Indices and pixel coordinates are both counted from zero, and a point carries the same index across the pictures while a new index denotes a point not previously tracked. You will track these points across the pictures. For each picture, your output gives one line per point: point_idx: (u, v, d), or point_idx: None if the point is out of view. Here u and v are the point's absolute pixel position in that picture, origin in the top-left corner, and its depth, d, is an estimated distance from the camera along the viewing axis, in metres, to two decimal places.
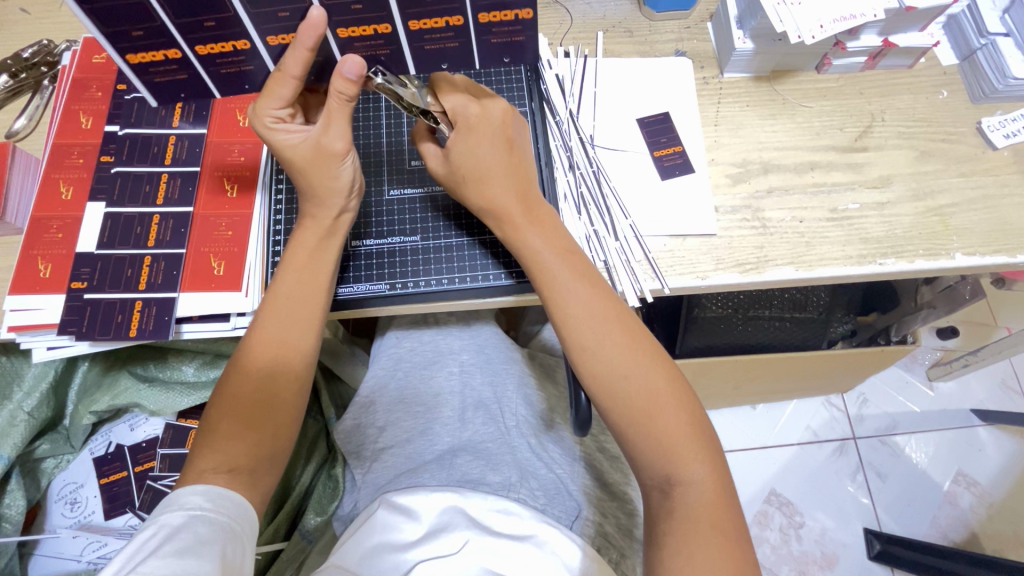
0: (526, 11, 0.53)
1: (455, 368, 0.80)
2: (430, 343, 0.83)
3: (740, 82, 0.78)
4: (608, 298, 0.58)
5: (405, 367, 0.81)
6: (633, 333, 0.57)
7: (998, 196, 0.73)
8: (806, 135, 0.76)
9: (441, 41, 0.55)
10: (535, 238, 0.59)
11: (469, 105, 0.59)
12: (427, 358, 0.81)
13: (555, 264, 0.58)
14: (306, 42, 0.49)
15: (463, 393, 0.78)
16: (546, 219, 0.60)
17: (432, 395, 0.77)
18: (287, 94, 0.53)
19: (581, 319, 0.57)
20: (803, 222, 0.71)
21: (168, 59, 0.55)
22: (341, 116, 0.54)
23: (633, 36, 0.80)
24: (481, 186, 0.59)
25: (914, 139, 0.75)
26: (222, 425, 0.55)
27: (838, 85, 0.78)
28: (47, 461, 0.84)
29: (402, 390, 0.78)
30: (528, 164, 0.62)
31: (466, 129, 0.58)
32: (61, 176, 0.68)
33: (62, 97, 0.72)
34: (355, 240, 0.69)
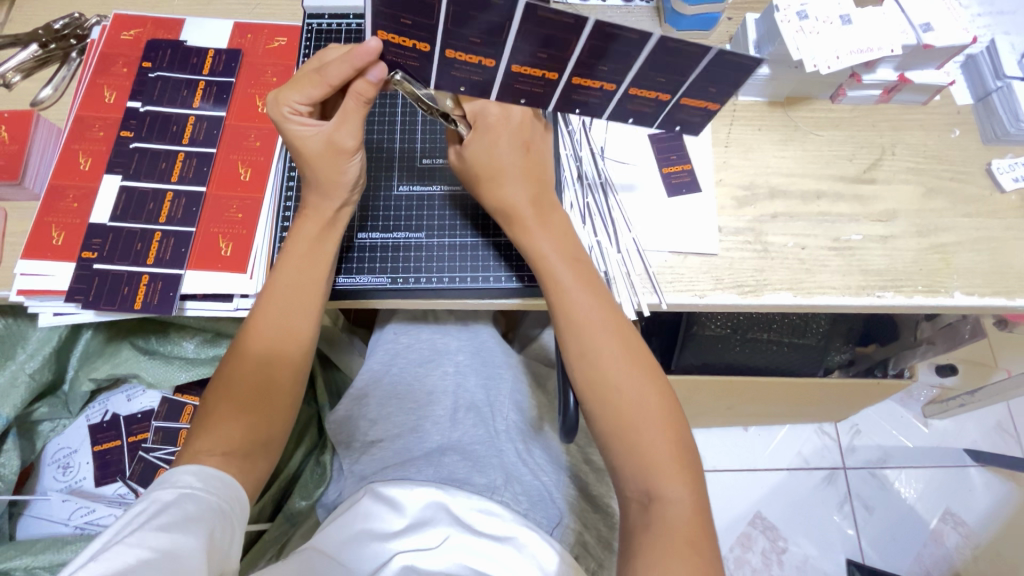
0: (612, 85, 0.58)
1: (450, 368, 0.81)
2: (430, 342, 0.84)
3: (754, 105, 0.78)
4: (606, 308, 0.59)
5: (401, 362, 0.81)
6: (627, 347, 0.58)
7: (1002, 238, 0.73)
8: (816, 162, 0.76)
9: (468, 73, 0.56)
10: (542, 243, 0.60)
11: (489, 107, 0.60)
12: (424, 356, 0.82)
13: (559, 271, 0.59)
14: (356, 60, 0.52)
15: (457, 393, 0.78)
16: (558, 223, 0.61)
17: (425, 393, 0.78)
18: (315, 93, 0.55)
19: (579, 327, 0.58)
20: (805, 249, 0.72)
21: (411, 47, 0.53)
22: (356, 116, 0.56)
23: None
24: (496, 187, 0.61)
25: (923, 176, 0.76)
26: (220, 406, 0.57)
27: (852, 116, 0.78)
28: (44, 424, 0.86)
29: (396, 385, 0.79)
30: (544, 169, 0.63)
31: (484, 130, 0.60)
32: (81, 147, 0.70)
33: (88, 71, 0.74)
34: (358, 232, 0.70)
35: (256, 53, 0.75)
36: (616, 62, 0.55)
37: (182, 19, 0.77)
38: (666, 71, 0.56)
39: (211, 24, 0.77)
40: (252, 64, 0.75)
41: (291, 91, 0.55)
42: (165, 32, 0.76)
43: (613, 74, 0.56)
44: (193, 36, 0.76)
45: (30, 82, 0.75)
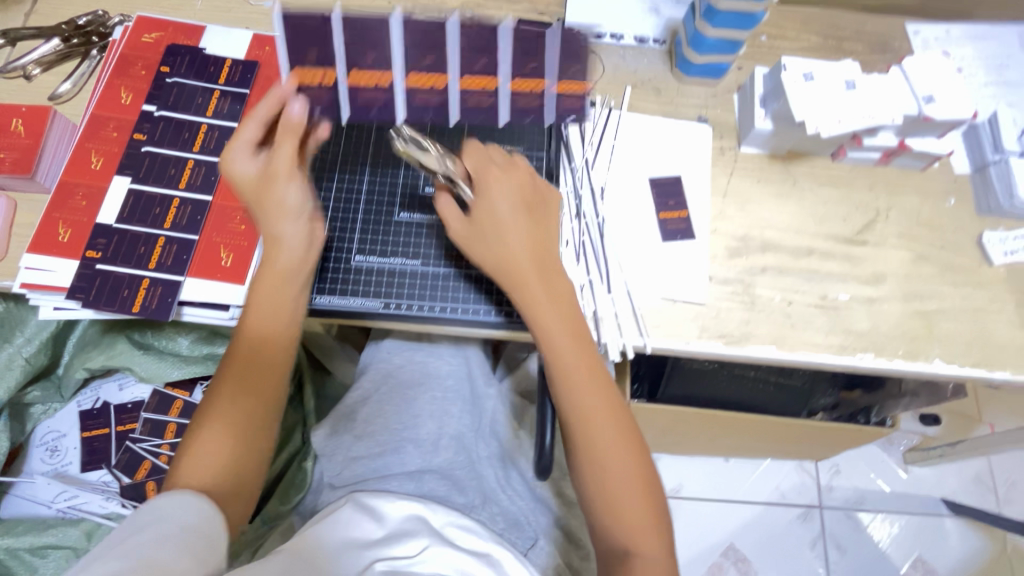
0: (581, 85, 0.75)
1: (438, 394, 0.81)
2: (420, 362, 0.85)
3: (755, 157, 0.80)
4: (596, 369, 0.61)
5: (391, 383, 0.82)
6: (615, 409, 0.60)
7: (986, 310, 0.74)
8: (810, 218, 0.78)
9: (479, 101, 0.74)
10: (544, 301, 0.61)
11: (489, 170, 0.63)
12: (414, 378, 0.83)
13: (557, 329, 0.60)
14: (284, 100, 0.63)
15: (441, 420, 0.79)
16: (559, 290, 0.62)
17: (411, 414, 0.79)
18: (251, 133, 0.62)
19: (573, 386, 0.59)
20: (792, 304, 0.73)
21: (432, 86, 0.73)
22: (286, 142, 0.61)
23: (661, 96, 0.83)
24: (498, 243, 0.61)
25: (913, 241, 0.77)
26: (195, 445, 0.57)
27: (850, 176, 0.80)
28: (36, 407, 0.88)
29: (382, 404, 0.80)
30: (548, 225, 0.64)
31: (481, 189, 0.63)
32: (94, 146, 0.72)
33: (108, 70, 0.76)
34: (352, 252, 0.68)
35: (272, 66, 0.77)
36: (579, 61, 0.74)
37: (204, 26, 0.79)
38: (575, 59, 0.74)
39: (232, 33, 0.79)
40: (268, 78, 0.76)
41: (235, 146, 0.61)
42: (186, 37, 0.78)
43: (579, 74, 0.74)
44: (212, 44, 0.78)
45: (51, 75, 0.77)
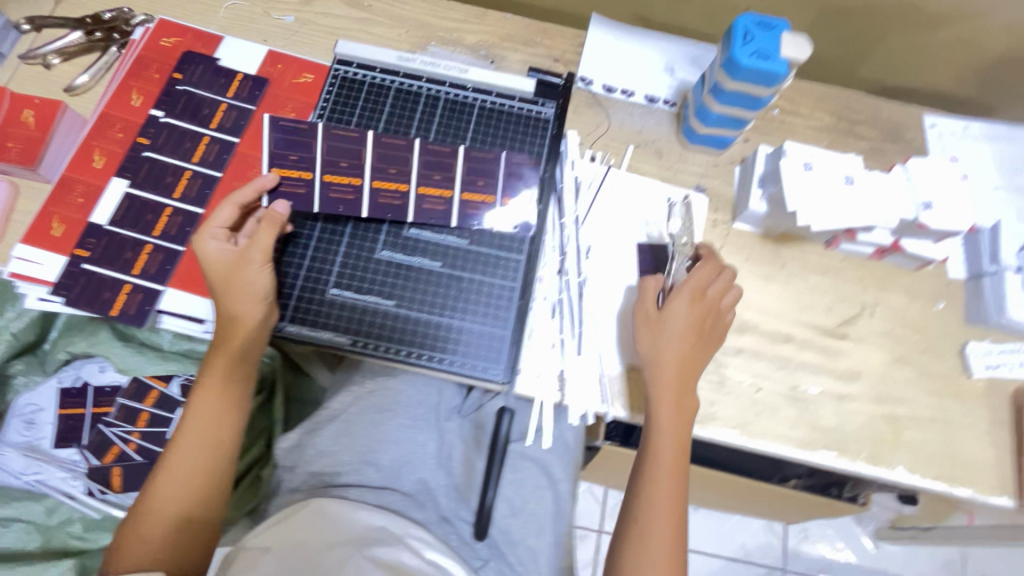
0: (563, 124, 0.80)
1: (405, 422, 0.80)
2: (391, 387, 0.83)
3: (747, 234, 0.79)
4: (681, 444, 0.65)
5: (361, 405, 0.81)
6: (677, 479, 0.64)
7: (958, 423, 0.73)
8: (793, 304, 0.77)
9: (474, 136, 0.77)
10: (673, 380, 0.66)
11: (717, 282, 0.69)
12: (382, 404, 0.82)
13: (665, 397, 0.65)
14: (263, 189, 0.66)
15: (406, 447, 0.78)
16: (689, 383, 0.66)
17: (377, 439, 0.78)
18: (227, 216, 0.64)
19: (660, 451, 0.65)
20: (760, 390, 0.73)
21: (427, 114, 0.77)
22: (264, 234, 0.62)
23: (662, 159, 0.83)
24: (666, 324, 0.67)
25: (895, 341, 0.76)
26: (151, 509, 0.59)
27: (841, 266, 0.79)
28: (18, 378, 0.90)
29: (348, 425, 0.80)
30: (712, 318, 0.69)
31: (699, 296, 0.68)
32: (99, 144, 0.74)
33: (123, 70, 0.78)
34: (328, 285, 0.68)
35: (282, 85, 0.78)
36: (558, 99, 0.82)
37: (223, 36, 0.81)
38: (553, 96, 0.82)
39: (248, 47, 0.80)
40: (275, 96, 0.78)
41: (203, 236, 0.62)
42: (203, 46, 0.80)
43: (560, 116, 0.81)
44: (226, 55, 0.79)
45: (69, 66, 0.79)
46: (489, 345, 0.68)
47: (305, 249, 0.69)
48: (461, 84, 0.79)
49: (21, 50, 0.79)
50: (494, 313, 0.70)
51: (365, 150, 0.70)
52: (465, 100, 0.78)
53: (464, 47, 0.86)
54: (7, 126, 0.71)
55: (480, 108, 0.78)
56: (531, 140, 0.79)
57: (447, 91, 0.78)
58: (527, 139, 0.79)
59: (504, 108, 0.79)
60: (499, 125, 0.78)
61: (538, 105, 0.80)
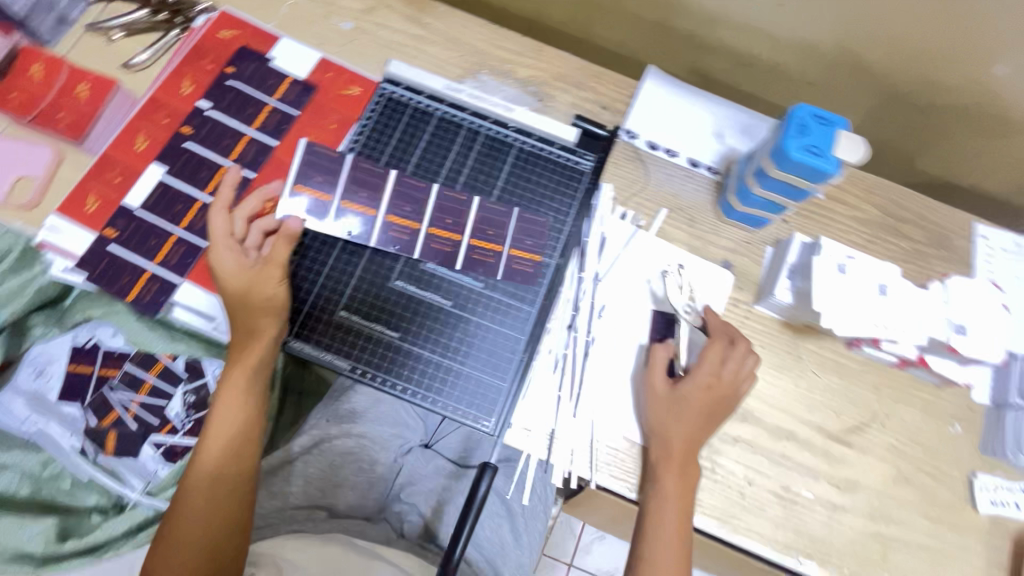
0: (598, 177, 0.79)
1: (364, 463, 0.87)
2: (356, 432, 0.88)
3: (768, 320, 0.77)
4: (684, 527, 0.66)
5: (321, 448, 0.87)
6: (680, 560, 0.66)
7: (951, 555, 0.70)
8: (801, 401, 0.75)
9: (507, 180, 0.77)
10: (679, 470, 0.66)
11: (731, 362, 0.68)
12: (346, 448, 0.87)
13: (671, 482, 0.66)
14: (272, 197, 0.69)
15: (367, 486, 0.86)
16: (692, 471, 0.67)
17: (337, 480, 0.86)
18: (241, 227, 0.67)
19: (661, 531, 0.66)
20: (751, 484, 0.71)
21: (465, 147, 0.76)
22: (280, 245, 0.66)
23: (694, 227, 0.81)
24: (680, 411, 0.67)
25: (900, 458, 0.73)
26: (180, 522, 0.65)
27: (857, 369, 0.76)
28: (37, 329, 0.92)
29: (311, 468, 0.86)
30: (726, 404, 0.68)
31: (714, 384, 0.67)
32: (143, 127, 0.75)
33: (180, 57, 0.79)
34: (338, 308, 0.68)
35: (328, 94, 0.79)
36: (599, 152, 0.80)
37: (280, 36, 0.82)
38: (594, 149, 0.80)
39: (303, 50, 0.81)
40: (320, 104, 0.78)
41: (214, 250, 0.66)
42: (260, 43, 0.81)
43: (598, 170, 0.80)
44: (280, 56, 0.80)
45: (128, 41, 0.80)
46: (485, 396, 0.68)
47: (321, 268, 0.69)
48: (504, 122, 0.78)
49: (87, 19, 0.80)
50: (494, 365, 0.69)
51: (387, 184, 0.70)
52: (506, 139, 0.77)
53: (514, 80, 0.85)
54: (62, 96, 0.75)
55: (518, 149, 0.77)
56: (565, 191, 0.77)
57: (489, 127, 0.77)
58: (561, 190, 0.77)
59: (545, 153, 0.78)
60: (535, 169, 0.77)
61: (578, 154, 0.79)
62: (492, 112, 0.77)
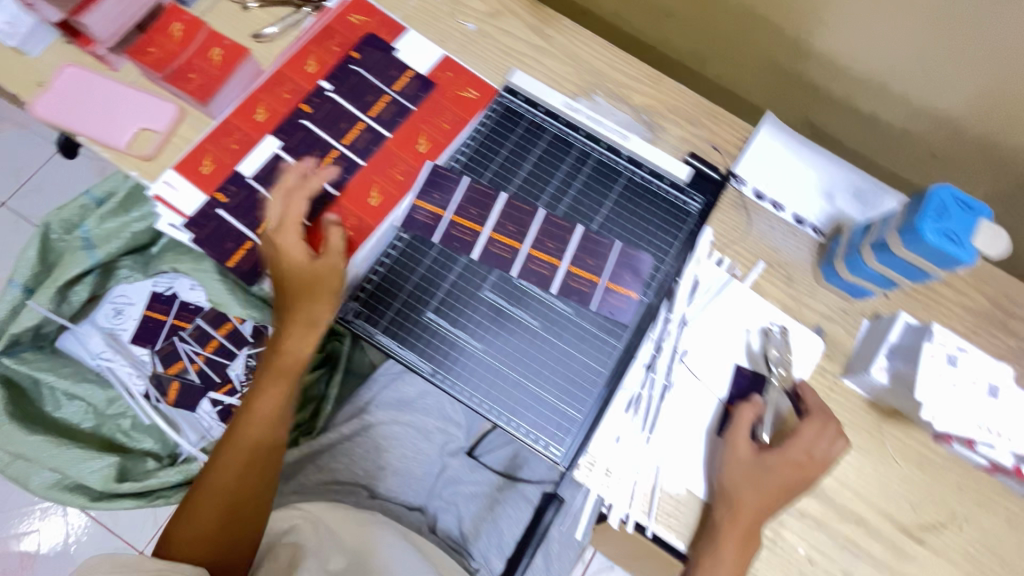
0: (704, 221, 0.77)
1: (411, 453, 0.87)
2: (399, 422, 0.87)
3: (854, 396, 0.74)
4: None
5: (372, 433, 0.87)
6: None
7: None
8: (877, 488, 0.71)
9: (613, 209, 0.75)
10: (741, 540, 0.63)
11: (823, 446, 0.66)
12: (394, 434, 0.87)
13: (729, 548, 0.63)
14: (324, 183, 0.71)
15: (409, 476, 0.86)
16: (753, 547, 0.64)
17: (380, 465, 0.86)
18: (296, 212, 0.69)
19: None
20: (812, 564, 0.68)
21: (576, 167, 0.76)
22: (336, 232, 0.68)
23: (790, 285, 0.78)
24: (758, 483, 0.64)
25: (976, 568, 0.69)
26: (205, 500, 0.65)
27: (942, 465, 0.72)
28: (123, 271, 0.96)
29: (359, 446, 0.86)
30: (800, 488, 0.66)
31: (798, 464, 0.65)
32: (265, 99, 0.77)
33: (309, 35, 0.80)
34: (427, 308, 0.68)
35: (446, 94, 0.79)
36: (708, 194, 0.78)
37: (407, 28, 0.82)
38: (705, 190, 0.78)
39: (426, 46, 0.81)
40: (436, 103, 0.78)
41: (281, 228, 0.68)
42: (386, 33, 0.81)
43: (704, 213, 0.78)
44: (404, 49, 0.81)
45: (262, 13, 0.82)
46: (558, 423, 0.67)
47: (417, 266, 0.70)
48: (617, 149, 0.77)
49: None
50: (567, 390, 0.69)
51: (495, 205, 0.72)
52: (618, 166, 0.77)
53: (628, 106, 0.83)
54: (195, 58, 0.76)
55: (627, 179, 0.76)
56: (665, 229, 0.76)
57: (601, 151, 0.77)
58: (663, 229, 0.76)
59: (652, 187, 0.77)
60: (641, 202, 0.76)
61: (685, 195, 0.77)
62: (608, 137, 0.77)
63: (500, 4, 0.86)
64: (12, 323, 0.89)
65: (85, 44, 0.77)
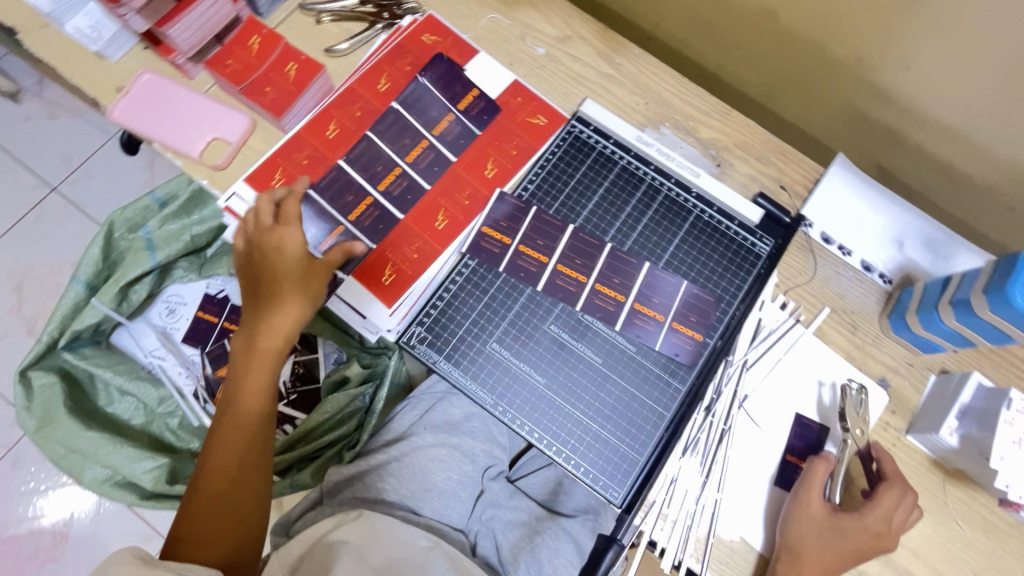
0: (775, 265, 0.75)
1: (458, 474, 0.84)
2: (450, 443, 0.84)
3: (916, 453, 0.72)
4: None
5: (418, 451, 0.83)
6: None
7: None
8: (937, 551, 0.69)
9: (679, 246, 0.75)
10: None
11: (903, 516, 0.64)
12: (443, 454, 0.83)
13: None
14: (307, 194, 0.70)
15: (455, 498, 0.83)
16: None
17: (427, 486, 0.82)
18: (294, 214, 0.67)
19: None
20: None
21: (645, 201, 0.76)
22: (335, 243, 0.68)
23: (855, 334, 0.75)
24: (828, 539, 0.64)
25: None
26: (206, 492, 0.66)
27: (1006, 531, 0.70)
28: (178, 271, 0.98)
29: (405, 465, 0.82)
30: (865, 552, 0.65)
31: (876, 533, 0.64)
32: (336, 115, 0.77)
33: (381, 52, 0.81)
34: (491, 338, 0.70)
35: (515, 120, 0.78)
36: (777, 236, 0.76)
37: (478, 50, 0.82)
38: (773, 232, 0.77)
39: (495, 69, 0.81)
40: (505, 128, 0.78)
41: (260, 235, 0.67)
42: (456, 54, 0.81)
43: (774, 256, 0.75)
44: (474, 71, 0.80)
45: (334, 28, 0.83)
46: (618, 465, 0.67)
47: (483, 293, 0.71)
48: (687, 185, 0.77)
49: None
50: (623, 428, 0.68)
51: (563, 237, 0.73)
52: (687, 203, 0.76)
53: (695, 140, 0.81)
54: (272, 71, 0.77)
55: (696, 218, 0.76)
56: (729, 270, 0.75)
57: (670, 186, 0.77)
58: (728, 270, 0.75)
59: (719, 226, 0.76)
60: (708, 241, 0.75)
61: (754, 236, 0.76)
62: (679, 173, 0.77)
63: (569, 28, 0.84)
64: (75, 320, 0.90)
65: (164, 53, 0.77)
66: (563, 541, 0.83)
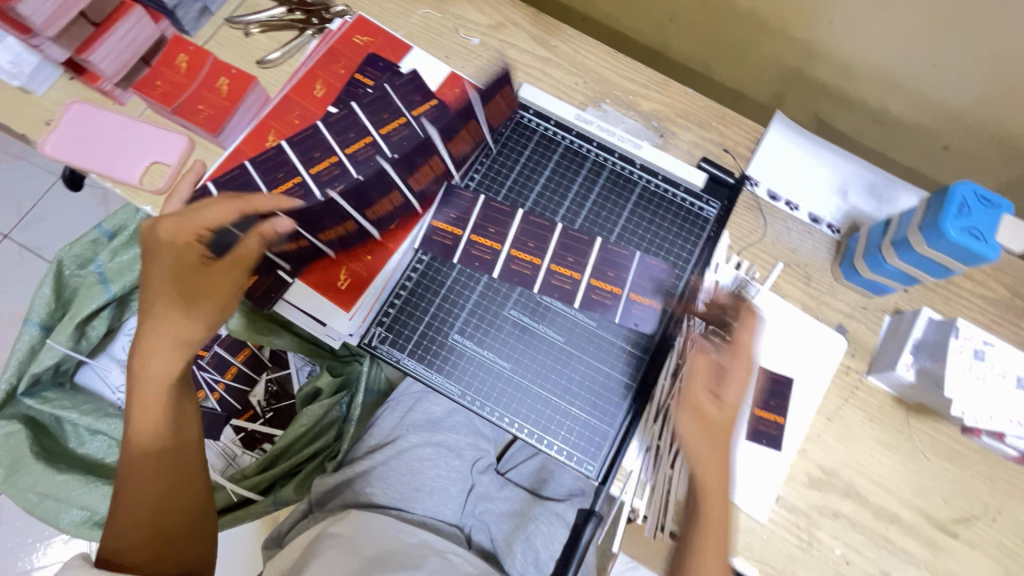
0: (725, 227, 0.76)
1: (445, 469, 0.84)
2: (435, 441, 0.84)
3: (879, 393, 0.74)
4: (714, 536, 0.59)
5: (401, 453, 0.83)
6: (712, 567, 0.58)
7: None
8: (909, 485, 0.71)
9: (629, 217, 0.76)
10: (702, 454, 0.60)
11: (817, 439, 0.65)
12: (426, 453, 0.83)
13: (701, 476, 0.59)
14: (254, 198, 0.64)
15: (445, 493, 0.83)
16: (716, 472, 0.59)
17: (415, 486, 0.82)
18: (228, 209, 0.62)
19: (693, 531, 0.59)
20: (848, 563, 0.69)
21: (591, 178, 0.77)
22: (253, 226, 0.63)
23: (809, 285, 0.77)
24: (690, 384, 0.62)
25: (1011, 558, 0.70)
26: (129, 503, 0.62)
27: (971, 457, 0.72)
28: (136, 301, 0.96)
29: (390, 469, 0.82)
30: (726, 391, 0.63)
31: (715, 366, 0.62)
32: (274, 125, 0.77)
33: (314, 58, 0.80)
34: (454, 330, 0.70)
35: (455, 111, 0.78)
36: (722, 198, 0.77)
37: (411, 46, 0.82)
38: (717, 194, 0.78)
39: (432, 65, 0.81)
40: None
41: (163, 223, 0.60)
42: (390, 52, 0.81)
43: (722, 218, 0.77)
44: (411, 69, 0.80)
45: (264, 39, 0.82)
46: (591, 439, 0.68)
47: (439, 288, 0.72)
48: (630, 158, 0.78)
49: (226, 12, 0.82)
50: (591, 402, 0.69)
51: (514, 223, 0.73)
52: (632, 176, 0.77)
53: (637, 113, 0.82)
54: (203, 88, 0.75)
55: (642, 188, 0.77)
56: (680, 234, 0.76)
57: (614, 161, 0.78)
58: (679, 235, 0.76)
59: (666, 194, 0.77)
60: (656, 209, 0.76)
61: (701, 200, 0.77)
62: (622, 147, 0.77)
63: (501, 15, 0.85)
64: (32, 363, 0.88)
65: (90, 80, 0.76)
66: (555, 525, 0.84)
